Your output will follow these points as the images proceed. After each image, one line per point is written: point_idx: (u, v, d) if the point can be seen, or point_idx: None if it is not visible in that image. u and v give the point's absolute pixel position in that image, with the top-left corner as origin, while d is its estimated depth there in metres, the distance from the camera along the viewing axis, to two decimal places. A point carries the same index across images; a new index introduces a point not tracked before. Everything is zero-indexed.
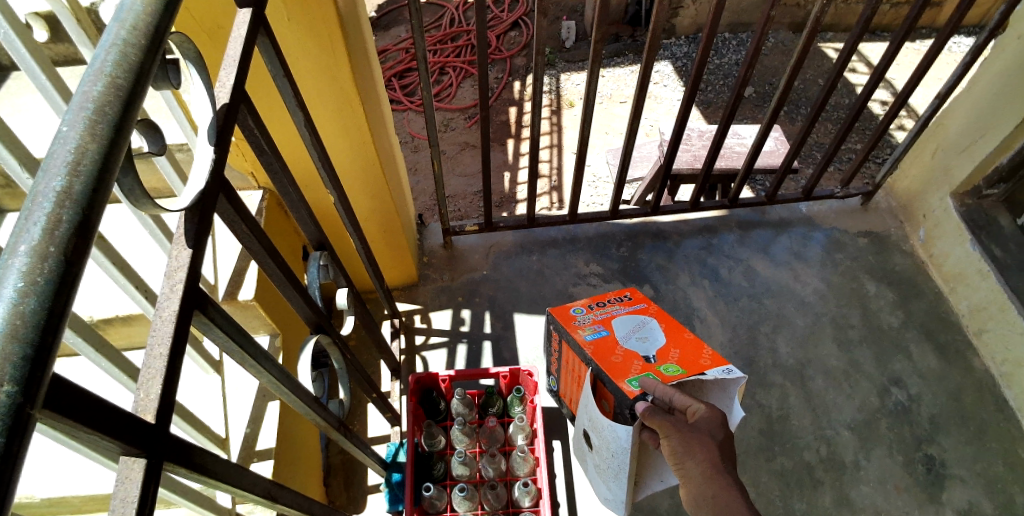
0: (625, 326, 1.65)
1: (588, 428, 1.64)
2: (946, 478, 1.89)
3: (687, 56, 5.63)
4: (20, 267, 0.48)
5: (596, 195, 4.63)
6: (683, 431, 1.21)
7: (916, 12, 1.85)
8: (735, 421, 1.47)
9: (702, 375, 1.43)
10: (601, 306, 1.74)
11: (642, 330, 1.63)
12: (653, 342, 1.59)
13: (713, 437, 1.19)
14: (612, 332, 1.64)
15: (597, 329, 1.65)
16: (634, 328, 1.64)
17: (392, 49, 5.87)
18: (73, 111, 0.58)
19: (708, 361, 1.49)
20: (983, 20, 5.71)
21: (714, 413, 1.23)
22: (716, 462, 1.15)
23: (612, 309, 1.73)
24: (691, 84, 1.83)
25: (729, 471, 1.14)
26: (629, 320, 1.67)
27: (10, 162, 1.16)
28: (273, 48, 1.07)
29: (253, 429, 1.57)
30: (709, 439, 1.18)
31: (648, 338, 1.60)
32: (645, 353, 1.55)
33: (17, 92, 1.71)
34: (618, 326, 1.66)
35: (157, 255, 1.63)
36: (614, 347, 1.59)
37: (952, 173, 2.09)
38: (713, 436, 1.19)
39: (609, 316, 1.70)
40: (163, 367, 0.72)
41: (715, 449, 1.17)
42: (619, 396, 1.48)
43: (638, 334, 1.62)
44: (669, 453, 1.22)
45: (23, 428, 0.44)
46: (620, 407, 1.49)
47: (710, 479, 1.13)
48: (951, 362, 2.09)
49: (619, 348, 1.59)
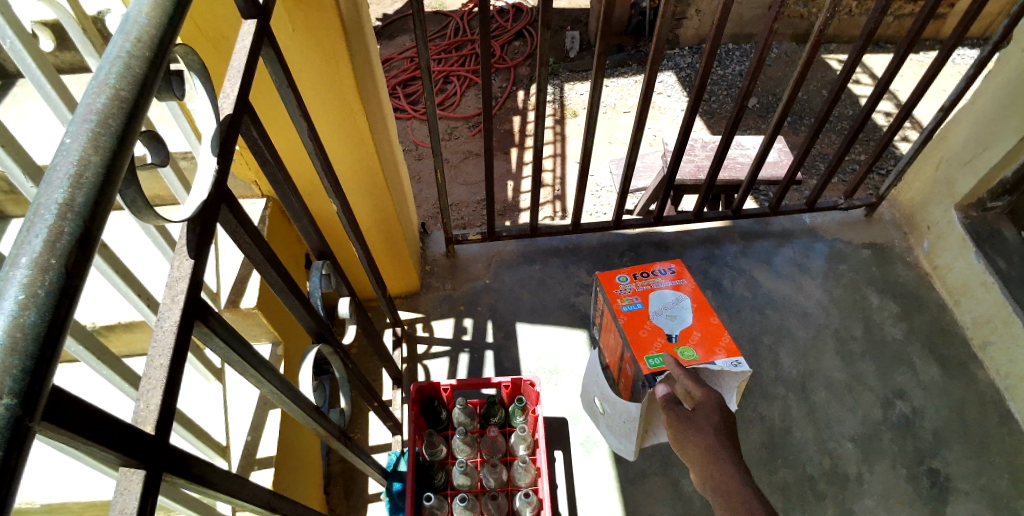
0: (662, 302, 1.64)
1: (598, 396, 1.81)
2: (950, 492, 1.87)
3: (691, 66, 5.65)
4: (21, 279, 0.48)
5: (600, 205, 4.65)
6: (685, 417, 1.20)
7: (920, 24, 1.85)
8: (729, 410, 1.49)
9: (711, 364, 1.46)
10: (644, 277, 1.72)
11: (672, 308, 1.62)
12: (681, 321, 1.58)
13: (708, 422, 1.17)
14: (647, 306, 1.64)
15: (632, 300, 1.65)
16: (666, 305, 1.63)
17: (397, 58, 5.91)
18: (76, 123, 0.59)
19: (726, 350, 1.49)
20: (987, 32, 5.72)
21: (710, 396, 1.22)
22: (712, 447, 1.13)
23: (652, 282, 1.71)
24: (694, 94, 1.83)
25: (732, 457, 1.11)
26: (665, 296, 1.66)
27: (14, 171, 1.17)
28: (277, 58, 1.08)
29: (253, 437, 1.56)
30: (705, 424, 1.17)
31: (678, 316, 1.60)
32: (669, 331, 1.55)
33: (23, 99, 1.73)
34: (654, 299, 1.65)
35: (160, 263, 1.64)
36: (643, 320, 1.59)
37: (955, 187, 2.09)
38: (708, 419, 1.17)
39: (648, 288, 1.69)
40: (163, 378, 0.72)
41: (712, 434, 1.15)
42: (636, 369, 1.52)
43: (669, 312, 1.61)
44: (675, 442, 1.22)
45: (21, 440, 0.44)
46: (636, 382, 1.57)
47: (712, 461, 1.11)
48: (954, 375, 2.07)
49: (648, 323, 1.58)
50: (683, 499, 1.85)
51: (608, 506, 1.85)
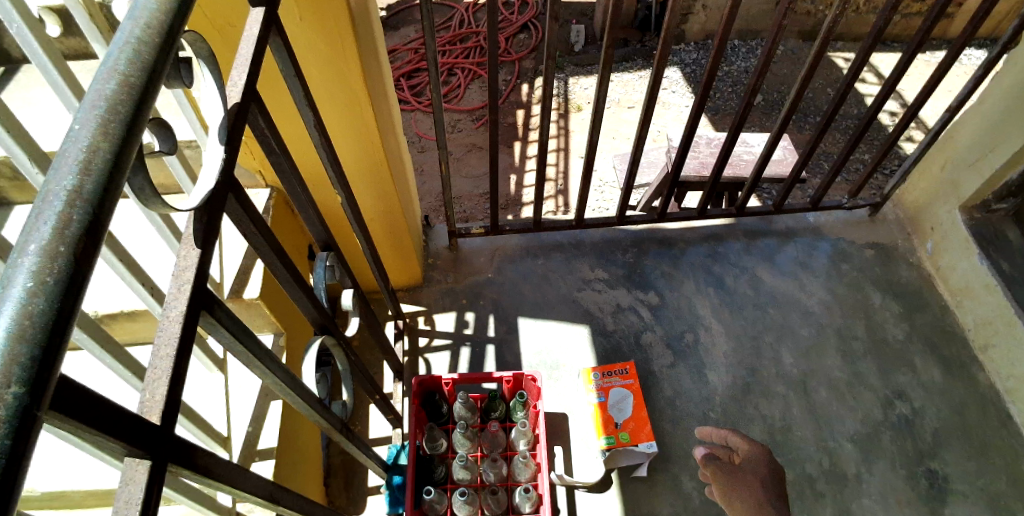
0: (616, 397, 1.99)
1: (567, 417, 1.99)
2: (949, 493, 1.88)
3: (696, 63, 5.63)
4: (29, 267, 0.48)
5: (603, 200, 4.65)
6: (731, 472, 1.23)
7: (929, 24, 1.83)
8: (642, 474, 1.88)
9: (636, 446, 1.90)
10: (607, 376, 2.04)
11: (622, 403, 1.98)
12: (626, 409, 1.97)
13: (758, 477, 1.20)
14: (607, 402, 1.98)
15: (596, 396, 1.99)
16: (620, 398, 1.99)
17: (401, 50, 5.88)
18: (85, 109, 0.58)
19: (646, 438, 1.92)
20: (994, 33, 5.71)
21: (761, 452, 1.26)
22: (761, 501, 1.14)
23: (613, 379, 2.03)
24: (701, 91, 1.81)
25: (776, 508, 1.12)
26: (621, 390, 2.01)
27: (19, 156, 1.16)
28: (285, 47, 1.06)
29: (255, 428, 1.57)
30: (754, 478, 1.20)
31: (625, 406, 1.98)
32: (617, 420, 1.96)
33: (27, 84, 1.72)
34: (614, 395, 1.99)
35: (163, 253, 1.63)
36: (601, 415, 1.97)
37: (959, 187, 2.08)
38: (758, 475, 1.20)
39: (609, 386, 2.01)
40: (169, 368, 0.72)
41: (760, 488, 1.17)
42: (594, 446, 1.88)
43: (620, 406, 1.97)
44: (719, 497, 1.23)
45: (29, 429, 0.43)
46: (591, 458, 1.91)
47: (757, 511, 1.11)
48: (955, 377, 2.07)
49: (604, 417, 1.96)
50: (683, 496, 1.86)
51: (607, 501, 1.85)
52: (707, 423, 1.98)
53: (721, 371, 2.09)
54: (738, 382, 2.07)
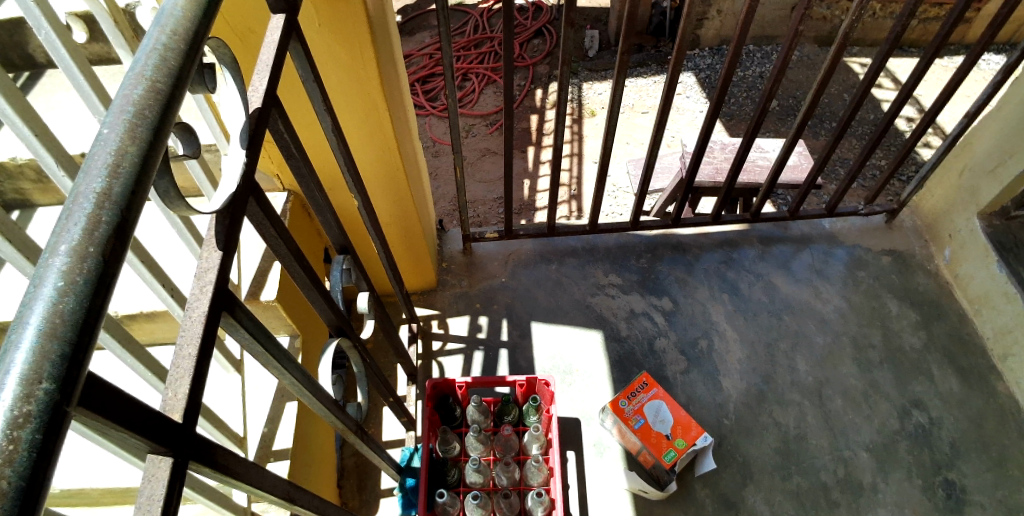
0: (653, 412, 1.87)
1: (583, 419, 1.99)
2: (966, 504, 1.85)
3: (710, 68, 5.63)
4: (60, 267, 0.48)
5: (617, 205, 4.71)
6: None
7: (950, 27, 1.79)
8: (705, 470, 1.89)
9: (695, 444, 1.82)
10: (633, 398, 1.90)
11: (661, 415, 1.87)
12: (665, 419, 1.86)
13: None
14: (648, 422, 1.85)
15: (635, 422, 1.85)
16: (657, 413, 1.87)
17: (417, 54, 5.94)
18: (113, 114, 0.59)
19: (698, 433, 1.84)
20: (1014, 39, 5.66)
21: None
22: None
23: (639, 397, 1.90)
24: (717, 96, 1.79)
25: None
26: (655, 407, 1.88)
27: (47, 160, 1.19)
28: (305, 54, 1.08)
29: (271, 429, 1.59)
30: None
31: (663, 416, 1.86)
32: (665, 432, 1.83)
33: (51, 89, 1.77)
34: (650, 413, 1.87)
35: (184, 256, 1.67)
36: (650, 433, 1.83)
37: (979, 194, 2.05)
38: None
39: (639, 407, 1.88)
40: (191, 367, 0.73)
41: None
42: (660, 468, 1.80)
43: (658, 417, 1.86)
44: None
45: (58, 425, 0.44)
46: (657, 473, 1.83)
47: None
48: (974, 387, 2.04)
49: (654, 433, 1.83)
50: (695, 503, 1.85)
51: (617, 505, 1.85)
52: (721, 431, 1.97)
53: (735, 378, 2.07)
54: (752, 389, 2.05)
